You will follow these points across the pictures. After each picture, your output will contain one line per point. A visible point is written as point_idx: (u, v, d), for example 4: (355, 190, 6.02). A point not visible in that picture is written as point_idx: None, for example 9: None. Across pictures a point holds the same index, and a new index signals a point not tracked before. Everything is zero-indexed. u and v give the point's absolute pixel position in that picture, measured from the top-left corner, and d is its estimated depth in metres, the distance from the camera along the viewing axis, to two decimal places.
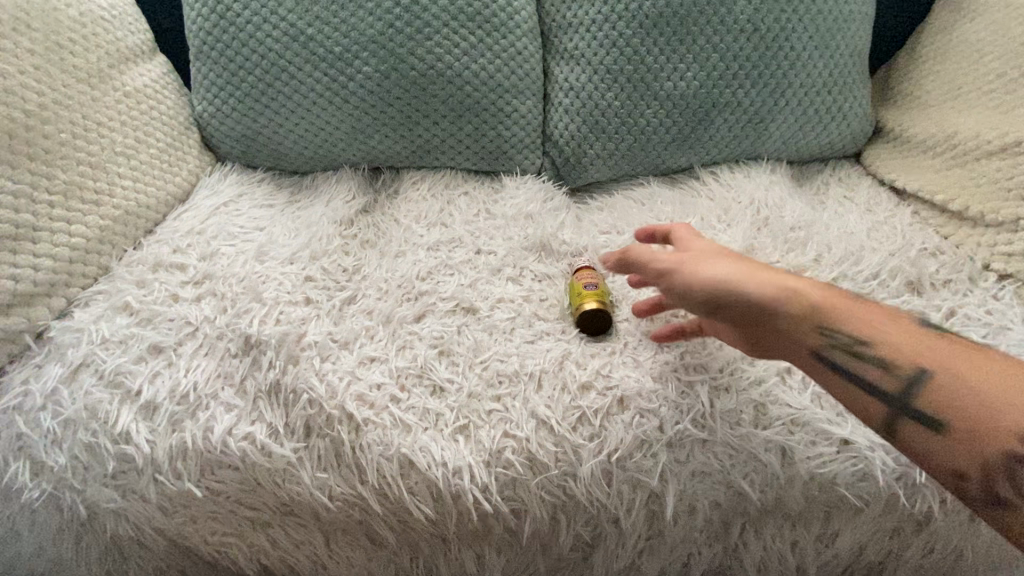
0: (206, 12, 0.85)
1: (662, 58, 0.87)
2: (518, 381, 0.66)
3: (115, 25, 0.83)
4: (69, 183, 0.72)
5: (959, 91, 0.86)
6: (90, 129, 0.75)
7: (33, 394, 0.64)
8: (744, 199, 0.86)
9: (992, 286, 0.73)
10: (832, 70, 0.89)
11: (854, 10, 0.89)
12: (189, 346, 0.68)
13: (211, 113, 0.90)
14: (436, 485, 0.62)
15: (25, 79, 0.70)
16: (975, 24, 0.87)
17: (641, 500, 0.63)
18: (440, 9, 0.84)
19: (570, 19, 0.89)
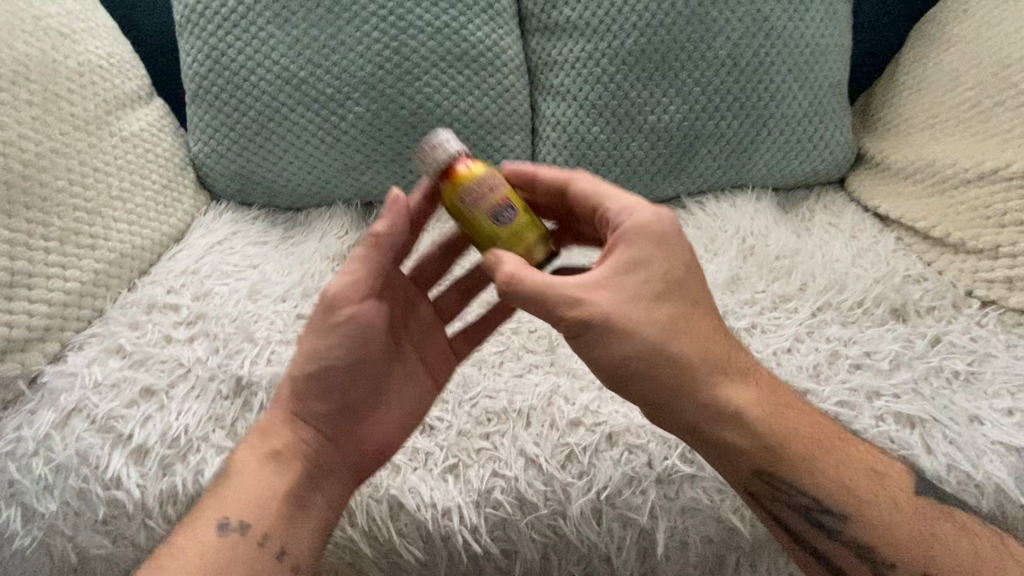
0: (202, 58, 0.88)
1: (645, 92, 0.89)
2: (506, 418, 0.66)
3: (113, 72, 0.85)
4: (65, 229, 0.73)
5: (936, 119, 0.88)
6: (87, 174, 0.77)
7: (25, 440, 0.64)
8: (729, 228, 0.88)
9: (975, 312, 0.73)
10: (812, 101, 0.92)
11: (831, 42, 0.92)
12: (180, 388, 0.68)
13: (206, 154, 0.92)
14: (425, 527, 0.62)
15: (23, 129, 0.72)
16: (949, 53, 0.89)
17: (632, 537, 0.62)
18: (428, 50, 0.86)
19: (555, 56, 0.92)
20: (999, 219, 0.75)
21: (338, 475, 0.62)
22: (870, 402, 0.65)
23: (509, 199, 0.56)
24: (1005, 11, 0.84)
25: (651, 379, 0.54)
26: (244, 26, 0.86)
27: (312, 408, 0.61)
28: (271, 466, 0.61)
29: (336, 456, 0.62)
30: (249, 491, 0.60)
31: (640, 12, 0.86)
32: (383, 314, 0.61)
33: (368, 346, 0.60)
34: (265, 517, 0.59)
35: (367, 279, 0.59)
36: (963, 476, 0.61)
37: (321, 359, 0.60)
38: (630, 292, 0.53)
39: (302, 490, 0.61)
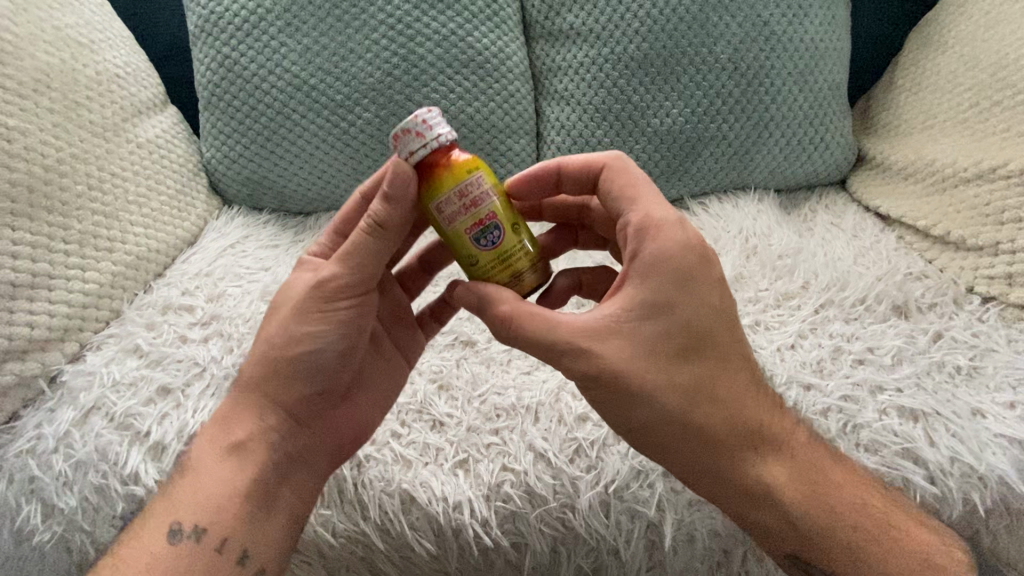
0: (215, 66, 0.90)
1: (648, 96, 0.91)
2: (515, 414, 0.67)
3: (130, 81, 0.88)
4: (84, 232, 0.75)
5: (934, 120, 0.89)
6: (105, 180, 0.79)
7: (46, 438, 0.66)
8: (732, 228, 0.89)
9: (977, 308, 0.74)
10: (812, 103, 0.93)
11: (830, 46, 0.93)
12: (196, 387, 0.70)
13: (218, 159, 0.94)
14: (437, 520, 0.63)
15: (45, 136, 0.74)
16: (946, 56, 0.91)
17: (639, 530, 0.63)
18: (436, 56, 0.88)
19: (559, 62, 0.94)
20: (998, 216, 0.76)
21: (301, 467, 0.63)
22: (873, 396, 0.66)
23: (493, 217, 0.54)
24: (1004, 13, 0.85)
25: (665, 437, 0.57)
26: (256, 34, 0.88)
27: (281, 396, 0.62)
28: (237, 456, 0.62)
29: (301, 447, 0.63)
30: (212, 484, 0.60)
31: (642, 18, 0.88)
32: (364, 316, 0.61)
33: (352, 338, 0.61)
34: (230, 511, 0.59)
35: (357, 275, 0.59)
36: (966, 468, 0.62)
37: (297, 356, 0.60)
38: (644, 342, 0.54)
39: (266, 483, 0.62)
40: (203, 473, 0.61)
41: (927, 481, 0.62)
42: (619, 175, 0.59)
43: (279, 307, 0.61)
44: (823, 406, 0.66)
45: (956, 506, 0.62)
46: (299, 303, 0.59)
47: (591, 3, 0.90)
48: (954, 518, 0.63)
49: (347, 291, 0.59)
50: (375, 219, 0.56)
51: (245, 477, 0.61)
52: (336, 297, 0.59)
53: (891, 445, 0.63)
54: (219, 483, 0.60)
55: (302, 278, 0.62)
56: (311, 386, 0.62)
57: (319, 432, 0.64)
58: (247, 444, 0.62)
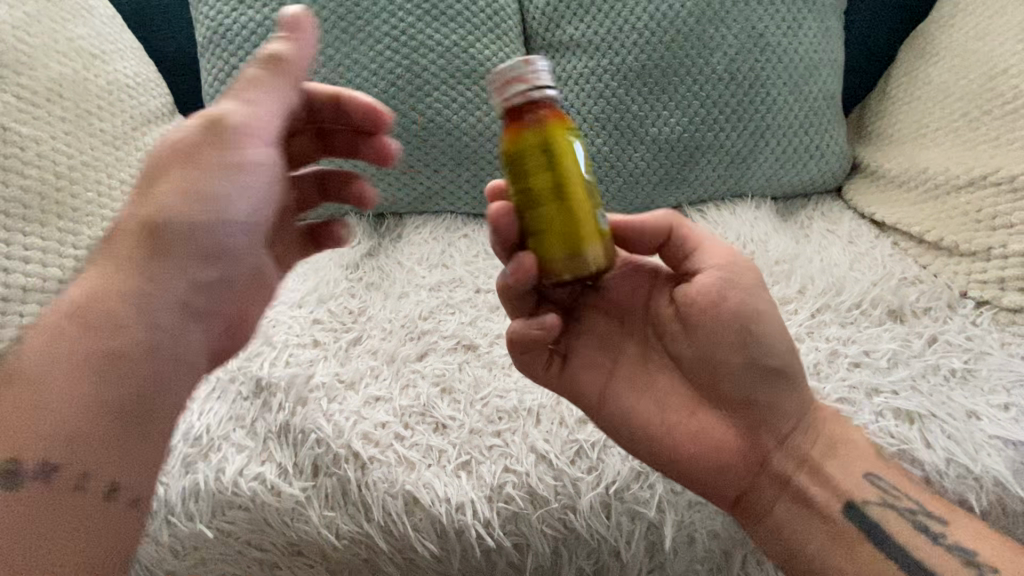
0: (222, 77, 0.92)
1: (647, 106, 0.93)
2: (517, 417, 0.68)
3: (139, 91, 0.89)
4: (94, 238, 0.75)
5: (926, 129, 0.91)
6: (115, 186, 0.80)
7: None
8: (730, 234, 0.91)
9: (970, 312, 0.76)
10: (807, 113, 0.95)
11: (824, 57, 0.95)
12: (202, 390, 0.71)
13: None
14: (440, 521, 0.64)
15: (57, 144, 0.75)
16: (936, 67, 0.93)
17: (640, 531, 0.64)
18: (439, 67, 0.90)
19: (560, 73, 0.96)
20: (990, 222, 0.78)
21: (177, 374, 0.57)
22: (869, 398, 0.67)
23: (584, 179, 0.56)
24: (992, 25, 0.87)
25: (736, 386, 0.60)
26: (263, 45, 0.90)
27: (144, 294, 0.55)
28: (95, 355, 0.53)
29: (179, 353, 0.57)
30: (62, 394, 0.52)
31: (640, 30, 0.90)
32: (258, 198, 0.56)
33: (240, 216, 0.56)
34: (85, 428, 0.52)
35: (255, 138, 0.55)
36: (962, 469, 0.63)
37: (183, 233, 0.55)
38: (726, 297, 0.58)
39: (121, 390, 0.54)
40: (53, 368, 0.53)
41: (924, 482, 0.63)
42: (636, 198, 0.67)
43: (167, 173, 0.54)
44: None
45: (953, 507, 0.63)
46: (183, 165, 0.54)
47: (589, 15, 0.92)
48: None
49: (247, 162, 0.54)
50: (286, 61, 0.55)
51: (110, 379, 0.53)
52: (232, 164, 0.54)
53: (887, 447, 0.64)
54: (76, 380, 0.53)
55: (193, 136, 0.54)
56: (188, 277, 0.56)
57: (193, 346, 0.58)
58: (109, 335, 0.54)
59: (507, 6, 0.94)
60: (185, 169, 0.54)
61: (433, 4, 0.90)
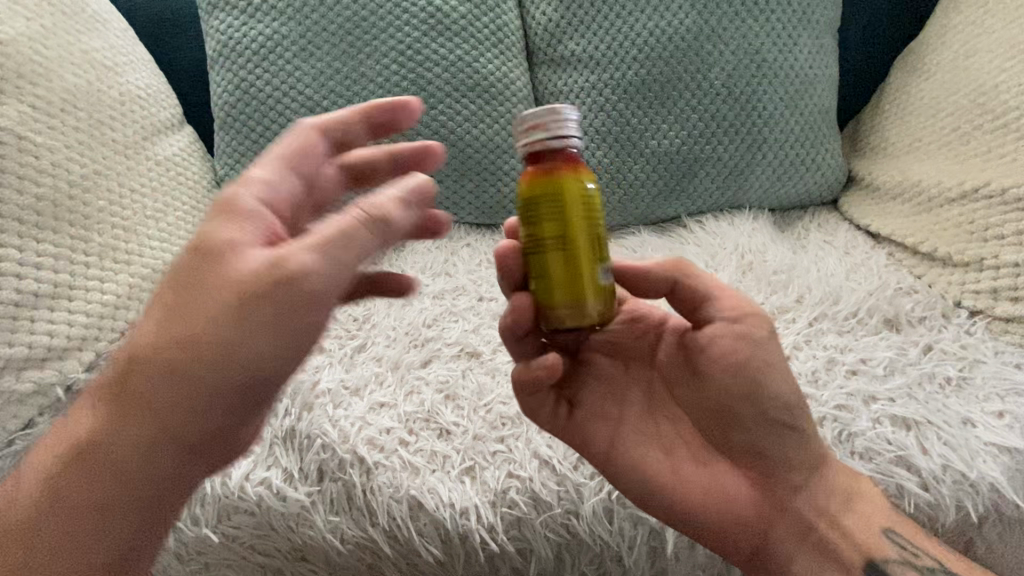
0: (231, 88, 0.94)
1: (646, 120, 0.95)
2: (520, 422, 0.69)
3: (149, 102, 0.92)
4: (103, 245, 0.77)
5: (919, 143, 0.93)
6: (124, 195, 0.82)
7: None
8: (728, 244, 0.92)
9: (964, 322, 0.77)
10: (803, 127, 0.98)
11: (818, 73, 0.98)
12: None
13: (232, 177, 0.97)
14: (444, 526, 0.64)
15: (70, 153, 0.77)
16: (928, 83, 0.95)
17: (642, 536, 0.65)
18: (443, 81, 0.93)
19: (561, 87, 0.98)
20: (982, 234, 0.79)
21: (161, 502, 0.51)
22: (867, 405, 0.69)
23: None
24: (981, 42, 0.90)
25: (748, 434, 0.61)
26: (272, 59, 0.92)
27: (134, 424, 0.47)
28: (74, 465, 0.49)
29: (176, 474, 0.50)
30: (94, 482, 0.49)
31: (639, 46, 0.93)
32: (280, 340, 0.46)
33: (251, 366, 0.46)
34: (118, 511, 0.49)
35: (302, 284, 0.45)
36: (958, 475, 0.64)
37: (172, 368, 0.46)
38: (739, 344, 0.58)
39: (113, 510, 0.49)
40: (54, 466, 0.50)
41: (921, 488, 0.64)
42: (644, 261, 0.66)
43: (172, 291, 0.46)
44: (818, 414, 0.68)
45: (949, 513, 0.64)
46: (258, 303, 0.45)
47: (591, 31, 0.95)
48: (947, 525, 0.65)
49: (260, 305, 0.45)
50: (385, 216, 0.48)
51: (92, 492, 0.49)
52: (245, 306, 0.45)
53: (885, 452, 0.65)
54: (58, 497, 0.49)
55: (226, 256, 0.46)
56: (169, 415, 0.47)
57: (196, 472, 0.51)
58: (101, 453, 0.48)
59: (510, 21, 0.96)
60: (198, 293, 0.45)
61: (438, 19, 0.92)
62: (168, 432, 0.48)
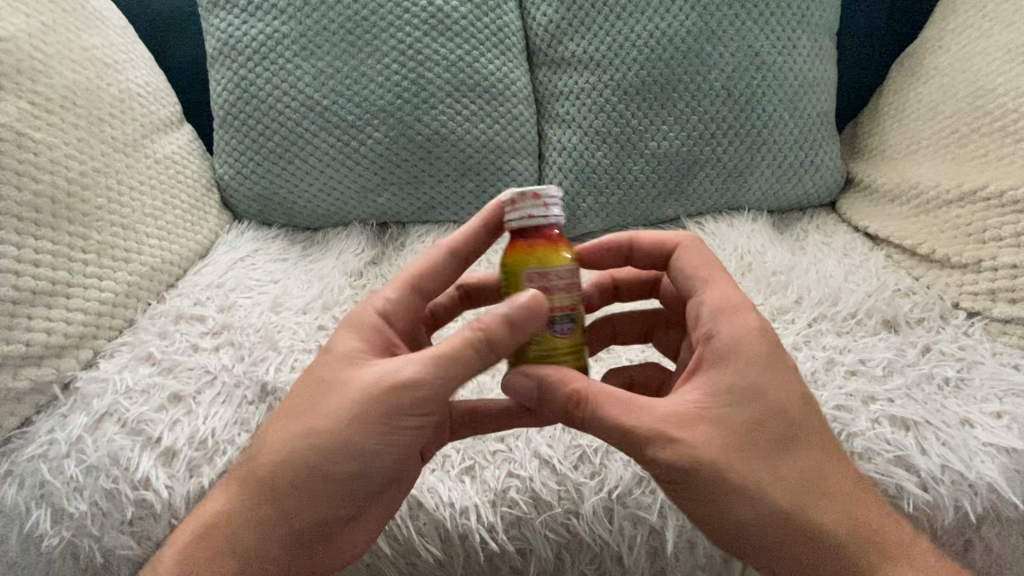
0: (232, 87, 0.94)
1: (646, 120, 0.95)
2: (520, 422, 0.69)
3: (149, 100, 0.91)
4: (102, 243, 0.77)
5: (918, 146, 0.94)
6: (124, 193, 0.82)
7: (58, 443, 0.67)
8: (728, 245, 0.92)
9: (962, 323, 0.78)
10: (802, 129, 0.98)
11: (817, 75, 0.98)
12: (207, 394, 0.71)
13: (231, 175, 0.97)
14: (444, 526, 0.64)
15: (70, 149, 0.77)
16: (926, 86, 0.96)
17: (642, 536, 0.65)
18: (444, 81, 0.93)
19: (561, 87, 0.98)
20: (980, 235, 0.80)
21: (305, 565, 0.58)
22: (866, 406, 0.69)
23: (574, 308, 0.54)
24: (979, 45, 0.90)
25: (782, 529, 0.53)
26: (272, 57, 0.92)
27: (278, 509, 0.55)
28: (225, 532, 0.57)
29: (310, 542, 0.57)
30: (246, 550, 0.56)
31: (639, 47, 0.93)
32: (400, 441, 0.54)
33: (380, 465, 0.54)
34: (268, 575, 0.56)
35: (423, 391, 0.52)
36: (957, 475, 0.64)
37: (314, 464, 0.54)
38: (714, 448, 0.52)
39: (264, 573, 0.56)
40: (206, 537, 0.57)
41: (920, 488, 0.64)
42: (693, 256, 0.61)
43: (305, 398, 0.56)
44: None
45: (948, 513, 0.64)
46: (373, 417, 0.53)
47: (591, 31, 0.95)
48: (946, 525, 0.65)
49: (390, 410, 0.52)
50: (480, 327, 0.51)
51: (238, 556, 0.56)
52: (371, 413, 0.53)
53: (884, 452, 0.65)
54: (208, 547, 0.57)
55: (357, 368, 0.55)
56: (313, 498, 0.55)
57: (333, 542, 0.59)
58: (243, 533, 0.56)
59: (511, 21, 0.96)
60: (335, 398, 0.54)
61: (439, 19, 0.92)
62: (310, 511, 0.55)
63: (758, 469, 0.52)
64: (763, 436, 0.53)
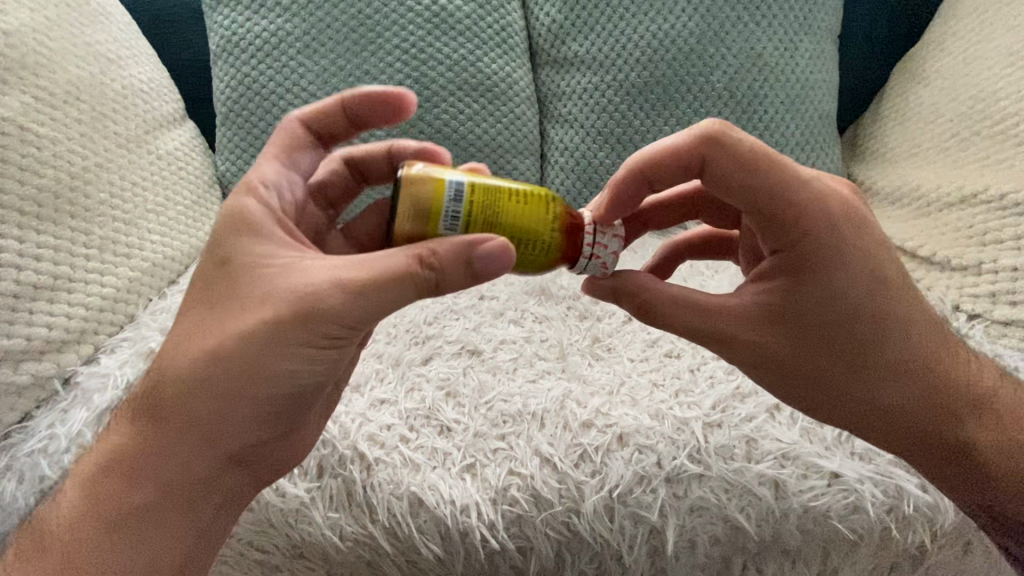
0: (235, 84, 0.94)
1: (649, 121, 0.95)
2: (521, 420, 0.69)
3: (152, 96, 0.91)
4: (104, 238, 0.77)
5: (919, 149, 0.94)
6: (126, 189, 0.82)
7: (58, 437, 0.67)
8: None
9: (964, 325, 0.77)
10: (804, 131, 0.98)
11: (819, 78, 0.99)
12: None
13: (233, 172, 0.97)
14: (444, 523, 0.64)
15: (72, 145, 0.76)
16: (928, 90, 0.96)
17: (642, 535, 0.65)
18: (447, 80, 0.93)
19: (564, 88, 0.98)
20: (980, 238, 0.80)
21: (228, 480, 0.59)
22: None
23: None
24: (981, 50, 0.91)
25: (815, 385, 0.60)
26: (276, 55, 0.92)
27: (203, 425, 0.55)
28: (136, 462, 0.55)
29: (233, 460, 0.58)
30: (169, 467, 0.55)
31: (642, 48, 0.93)
32: (315, 360, 0.54)
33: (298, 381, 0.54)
34: (195, 489, 0.57)
35: (337, 316, 0.51)
36: None
37: (219, 381, 0.53)
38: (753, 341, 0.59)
39: (190, 493, 0.57)
40: (114, 472, 0.56)
41: (921, 490, 0.64)
42: (729, 157, 0.56)
43: (223, 298, 0.53)
44: None
45: (948, 515, 0.65)
46: (292, 326, 0.51)
47: (595, 32, 0.95)
48: (947, 527, 0.65)
49: (295, 331, 0.51)
50: (430, 249, 0.50)
51: (157, 486, 0.55)
52: (288, 333, 0.51)
53: (884, 454, 0.66)
54: (121, 483, 0.55)
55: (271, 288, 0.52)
56: (224, 419, 0.55)
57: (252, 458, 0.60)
58: (158, 458, 0.55)
59: (514, 21, 0.97)
60: (246, 320, 0.52)
61: (442, 18, 0.92)
62: (224, 430, 0.55)
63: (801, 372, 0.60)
64: (845, 334, 0.58)
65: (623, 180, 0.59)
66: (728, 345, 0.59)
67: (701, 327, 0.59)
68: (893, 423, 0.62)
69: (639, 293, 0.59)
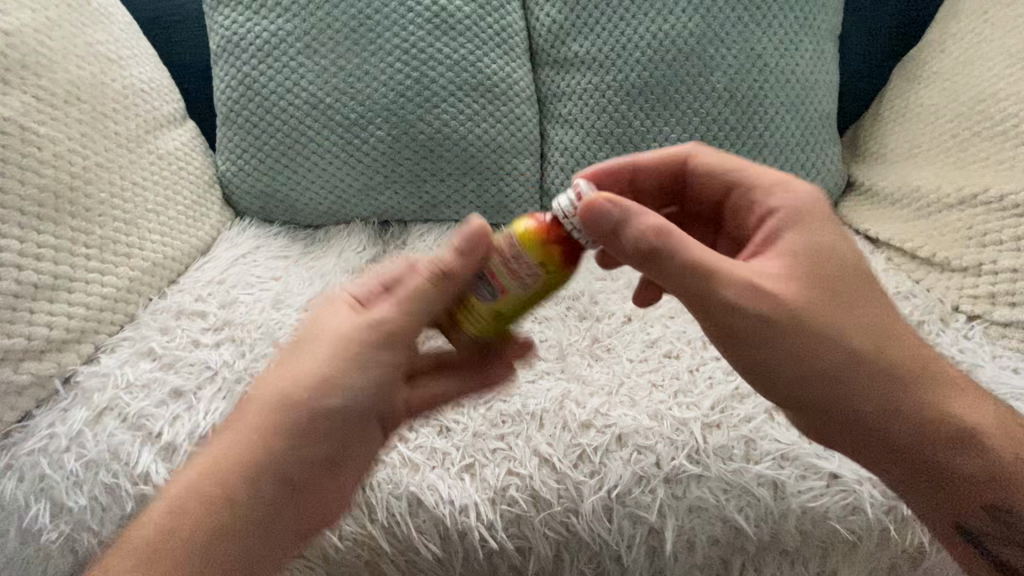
0: (235, 84, 0.94)
1: (649, 122, 0.95)
2: (520, 420, 0.69)
3: (152, 96, 0.91)
4: (105, 238, 0.77)
5: (918, 149, 0.94)
6: (126, 188, 0.82)
7: (59, 436, 0.68)
8: None
9: (962, 326, 0.78)
10: (803, 131, 0.98)
11: (820, 78, 0.99)
12: (207, 390, 0.71)
13: (233, 172, 0.97)
14: (443, 523, 0.65)
15: (73, 145, 0.77)
16: (926, 90, 0.96)
17: (641, 535, 0.65)
18: (447, 80, 0.93)
19: (564, 88, 0.99)
20: (980, 239, 0.80)
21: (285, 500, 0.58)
22: None
23: (501, 288, 0.57)
24: (980, 50, 0.91)
25: (818, 352, 0.56)
26: (276, 54, 0.92)
27: (276, 442, 0.57)
28: (210, 483, 0.56)
29: (302, 481, 0.58)
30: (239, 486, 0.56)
31: (642, 49, 0.93)
32: (384, 368, 0.58)
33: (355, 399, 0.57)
34: (259, 515, 0.57)
35: (409, 326, 0.58)
36: None
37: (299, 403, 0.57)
38: (755, 291, 0.55)
39: (252, 519, 0.56)
40: (189, 492, 0.57)
41: None
42: (705, 162, 0.66)
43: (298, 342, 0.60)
44: None
45: None
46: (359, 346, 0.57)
47: (595, 32, 0.95)
48: None
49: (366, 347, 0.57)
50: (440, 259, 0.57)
51: (229, 508, 0.56)
52: (363, 350, 0.57)
53: None
54: (197, 503, 0.56)
55: (335, 321, 0.59)
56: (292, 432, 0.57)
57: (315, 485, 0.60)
58: (233, 478, 0.56)
59: (514, 21, 0.96)
60: (318, 347, 0.58)
61: (442, 18, 0.92)
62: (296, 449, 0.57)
63: (806, 330, 0.55)
64: (845, 300, 0.57)
65: (608, 174, 0.68)
66: (728, 287, 0.54)
67: (695, 261, 0.54)
68: (897, 420, 0.58)
69: (632, 220, 0.54)
